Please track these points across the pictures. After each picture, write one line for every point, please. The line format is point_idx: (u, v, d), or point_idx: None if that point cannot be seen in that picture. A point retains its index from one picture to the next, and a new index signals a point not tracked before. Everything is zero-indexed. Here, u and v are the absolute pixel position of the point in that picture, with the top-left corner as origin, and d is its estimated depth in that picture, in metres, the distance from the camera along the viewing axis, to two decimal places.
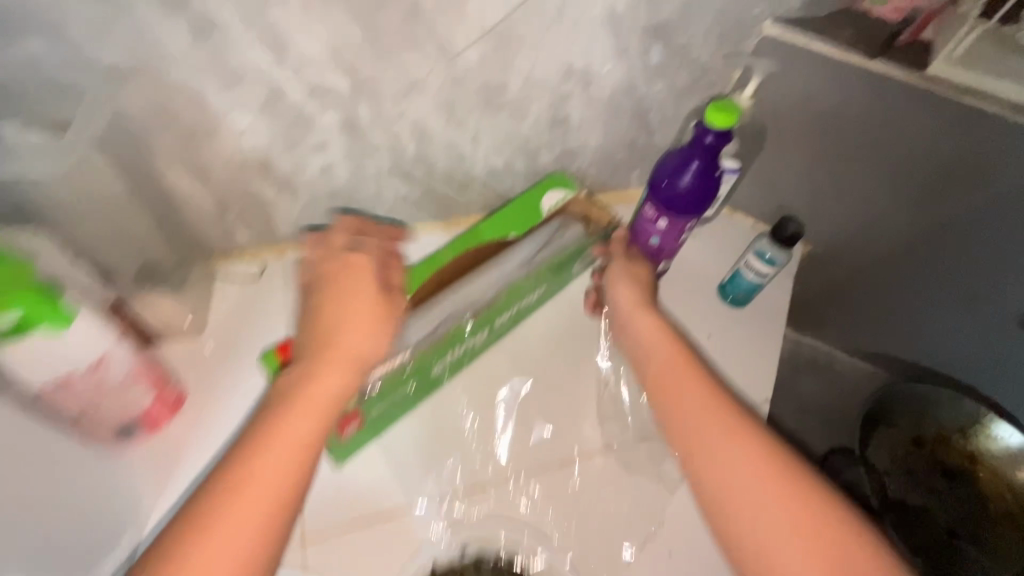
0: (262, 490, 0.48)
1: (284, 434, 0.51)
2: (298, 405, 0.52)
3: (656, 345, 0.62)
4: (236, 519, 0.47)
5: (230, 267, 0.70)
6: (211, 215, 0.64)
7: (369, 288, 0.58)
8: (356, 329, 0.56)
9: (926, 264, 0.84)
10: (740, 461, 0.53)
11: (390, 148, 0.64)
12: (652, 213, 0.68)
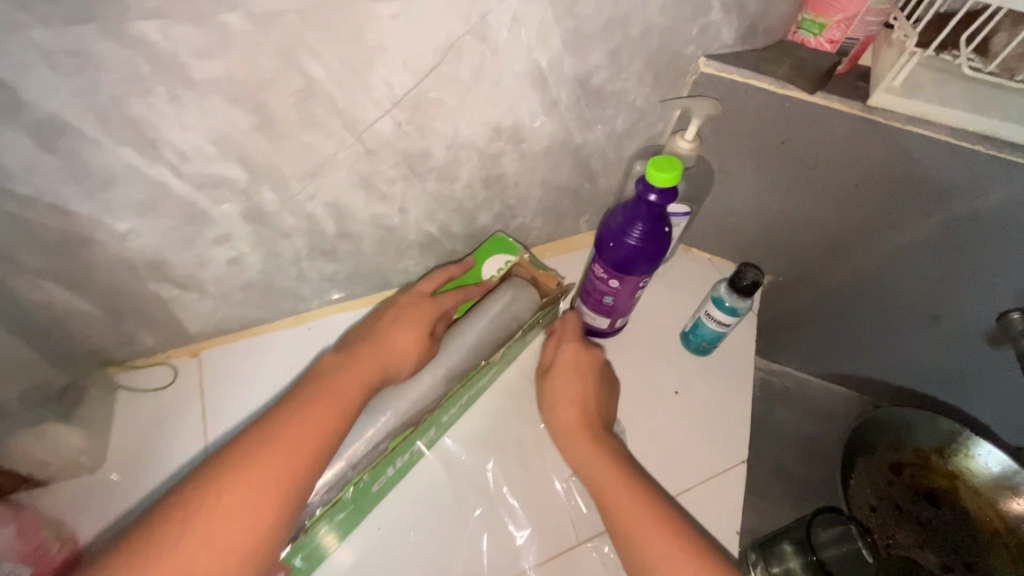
0: (262, 492, 0.42)
1: (298, 442, 0.46)
2: (328, 408, 0.49)
3: (590, 449, 0.56)
4: (245, 505, 0.41)
5: (133, 377, 0.61)
6: (104, 325, 0.56)
7: (413, 325, 0.57)
8: (393, 358, 0.55)
9: (896, 290, 0.78)
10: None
11: (305, 230, 0.58)
12: (602, 273, 0.61)
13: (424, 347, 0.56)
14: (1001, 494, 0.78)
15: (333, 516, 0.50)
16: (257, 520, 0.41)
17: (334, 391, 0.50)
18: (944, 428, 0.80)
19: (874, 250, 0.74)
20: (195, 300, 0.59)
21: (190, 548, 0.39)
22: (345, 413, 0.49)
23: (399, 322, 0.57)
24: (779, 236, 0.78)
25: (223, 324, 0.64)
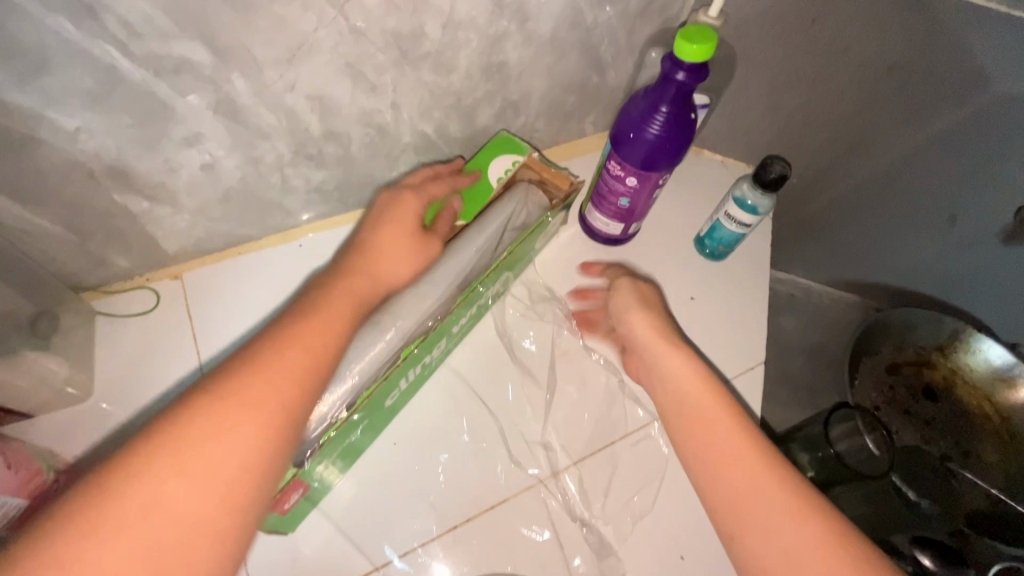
0: (262, 403, 0.35)
1: (296, 347, 0.38)
2: (326, 315, 0.42)
3: (684, 381, 0.49)
4: (243, 423, 0.34)
5: (112, 301, 0.56)
6: (68, 244, 0.50)
7: (406, 225, 0.53)
8: (388, 263, 0.50)
9: (911, 190, 0.74)
10: (775, 527, 0.40)
11: (285, 129, 0.51)
12: (618, 172, 0.56)
13: (421, 246, 0.52)
14: (997, 387, 0.77)
15: (350, 434, 0.46)
16: (263, 432, 0.34)
17: (332, 296, 0.44)
18: (946, 326, 0.78)
19: (898, 148, 0.70)
20: (169, 214, 0.53)
21: (186, 472, 0.31)
22: (346, 320, 0.43)
23: (389, 223, 0.52)
24: (798, 136, 0.73)
25: (203, 242, 0.58)
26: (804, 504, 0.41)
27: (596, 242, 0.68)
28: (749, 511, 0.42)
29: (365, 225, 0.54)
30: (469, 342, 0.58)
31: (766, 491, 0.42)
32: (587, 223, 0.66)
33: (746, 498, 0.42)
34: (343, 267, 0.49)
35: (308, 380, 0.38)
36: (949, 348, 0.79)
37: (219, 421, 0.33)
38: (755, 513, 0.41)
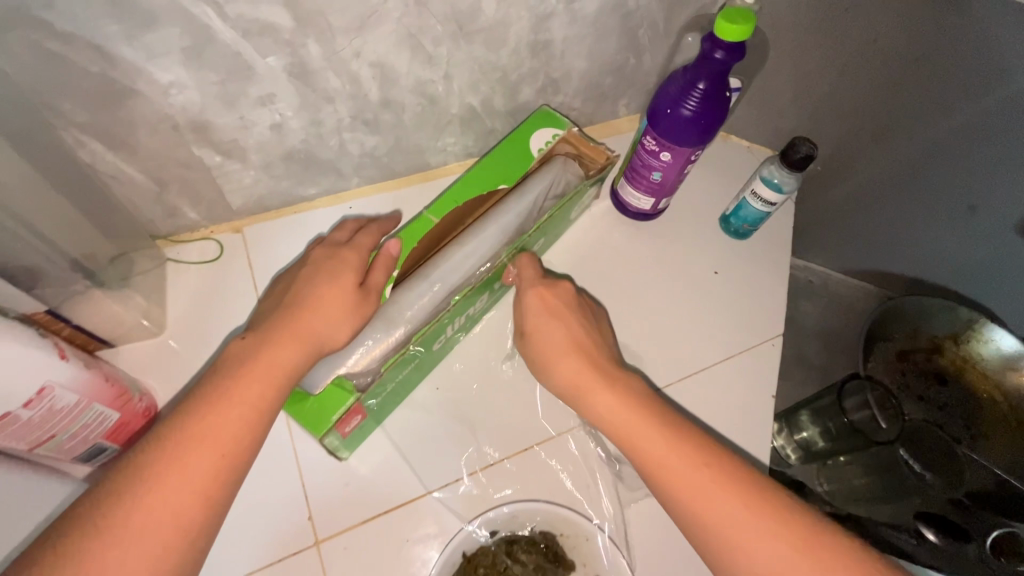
0: (158, 521, 0.36)
1: (189, 465, 0.38)
2: (237, 406, 0.41)
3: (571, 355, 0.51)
4: (145, 540, 0.36)
5: (182, 249, 0.61)
6: (148, 193, 0.55)
7: (340, 287, 0.47)
8: (316, 330, 0.45)
9: (932, 176, 0.75)
10: (690, 487, 0.43)
11: (348, 94, 0.55)
12: (653, 145, 0.59)
13: (357, 307, 0.47)
14: (1006, 374, 0.75)
15: (400, 371, 0.49)
16: (159, 552, 0.36)
17: (245, 383, 0.42)
18: (962, 318, 0.78)
19: (918, 141, 0.72)
20: (237, 170, 0.58)
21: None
22: (262, 402, 0.42)
23: (322, 280, 0.47)
24: (826, 122, 0.76)
25: (264, 199, 0.63)
26: (699, 456, 0.44)
27: (628, 215, 0.71)
28: (663, 471, 0.44)
29: (298, 276, 0.49)
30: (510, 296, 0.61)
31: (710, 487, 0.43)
32: (619, 197, 0.70)
33: (660, 464, 0.45)
34: (266, 333, 0.44)
35: (211, 485, 0.38)
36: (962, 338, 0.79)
37: (114, 548, 0.35)
38: (682, 480, 0.44)
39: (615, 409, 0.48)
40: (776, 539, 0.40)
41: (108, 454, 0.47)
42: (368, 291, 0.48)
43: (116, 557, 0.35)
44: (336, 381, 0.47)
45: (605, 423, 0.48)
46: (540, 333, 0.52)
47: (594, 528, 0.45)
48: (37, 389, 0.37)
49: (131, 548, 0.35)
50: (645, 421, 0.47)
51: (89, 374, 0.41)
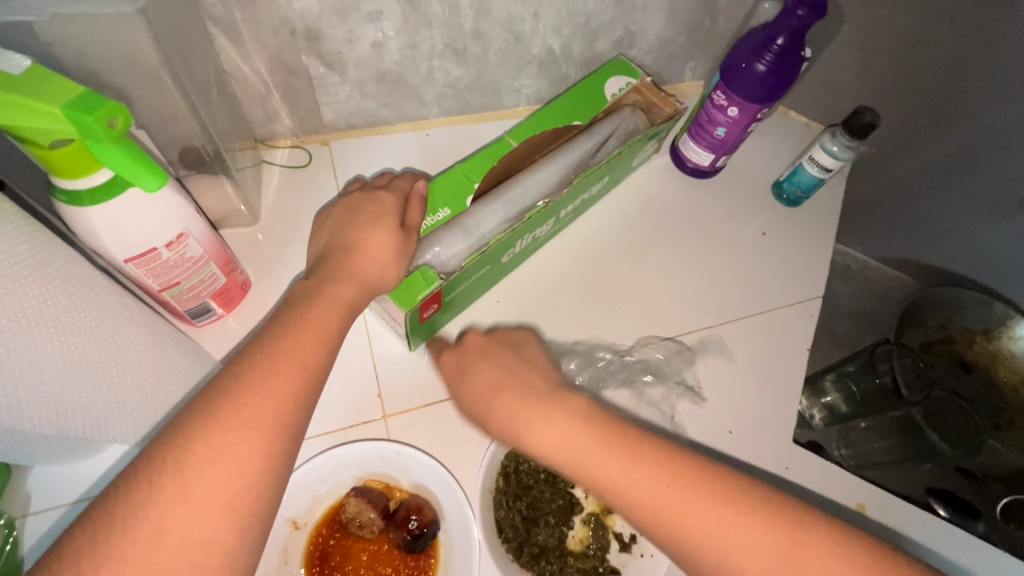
0: (253, 422, 0.35)
1: (279, 372, 0.38)
2: (309, 330, 0.41)
3: (489, 397, 0.46)
4: (244, 443, 0.35)
5: (278, 154, 0.66)
6: (257, 93, 0.60)
7: (388, 228, 0.48)
8: (370, 267, 0.46)
9: (983, 166, 0.75)
10: (686, 524, 0.37)
11: (446, 21, 0.59)
12: (722, 100, 0.63)
13: (401, 245, 0.48)
14: None
15: (474, 273, 0.54)
16: (260, 450, 0.35)
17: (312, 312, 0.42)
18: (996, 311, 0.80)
19: (975, 135, 0.73)
20: (335, 83, 0.62)
21: (197, 487, 0.33)
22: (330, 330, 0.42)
23: (367, 226, 0.48)
24: (888, 105, 0.78)
25: (352, 116, 0.68)
26: (679, 475, 0.38)
27: (683, 171, 0.75)
28: (648, 514, 0.38)
29: (338, 229, 0.50)
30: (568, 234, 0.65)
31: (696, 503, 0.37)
32: (678, 153, 0.74)
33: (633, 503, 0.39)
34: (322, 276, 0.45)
35: (298, 394, 0.38)
36: (995, 332, 0.81)
37: (215, 446, 0.34)
38: (680, 518, 0.37)
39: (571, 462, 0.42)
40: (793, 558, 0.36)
41: (207, 314, 0.53)
42: (411, 232, 0.49)
43: (228, 455, 0.34)
44: (417, 278, 0.49)
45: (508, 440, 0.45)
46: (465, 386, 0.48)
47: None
48: (176, 234, 0.42)
49: (238, 450, 0.34)
50: (610, 449, 0.40)
51: (211, 233, 0.46)
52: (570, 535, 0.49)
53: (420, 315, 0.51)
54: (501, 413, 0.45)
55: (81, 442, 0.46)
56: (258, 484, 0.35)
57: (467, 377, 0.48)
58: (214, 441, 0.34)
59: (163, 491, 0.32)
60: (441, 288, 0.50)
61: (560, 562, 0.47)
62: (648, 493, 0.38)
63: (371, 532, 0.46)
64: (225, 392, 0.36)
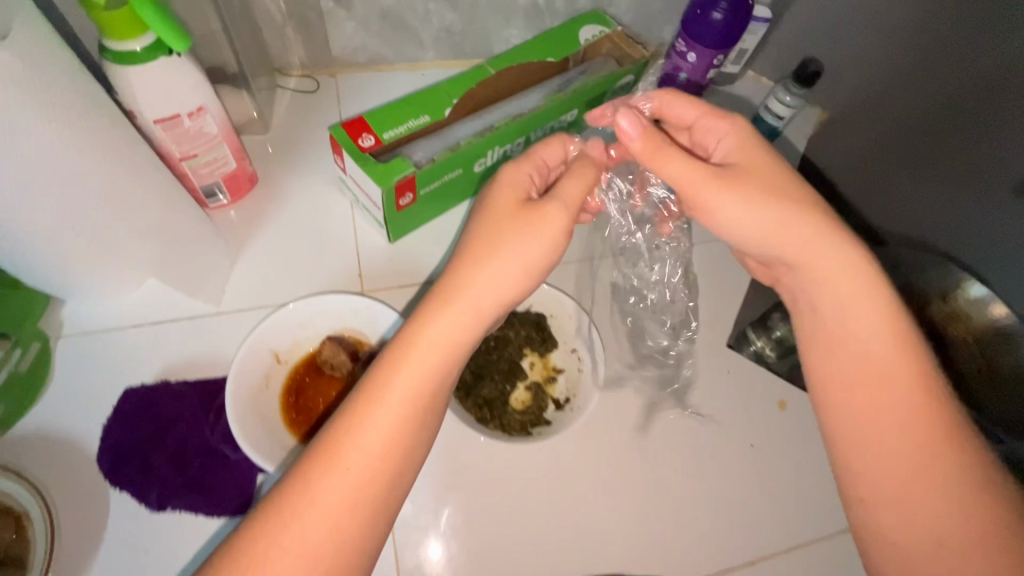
0: (418, 378, 0.40)
1: (440, 326, 0.41)
2: (430, 340, 0.40)
3: (867, 339, 0.44)
4: (403, 398, 0.39)
5: (291, 81, 0.75)
6: (275, 22, 0.69)
7: (541, 241, 0.43)
8: (507, 290, 0.43)
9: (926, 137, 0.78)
10: (880, 446, 0.42)
11: None
12: (682, 46, 0.70)
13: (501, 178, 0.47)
14: None
15: (448, 172, 0.60)
16: (411, 406, 0.39)
17: (439, 324, 0.41)
18: None
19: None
20: (342, 18, 0.71)
21: (362, 429, 0.38)
22: (454, 343, 0.41)
23: (535, 233, 0.43)
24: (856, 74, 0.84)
25: (357, 51, 0.76)
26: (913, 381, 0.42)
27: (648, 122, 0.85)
28: (866, 445, 0.43)
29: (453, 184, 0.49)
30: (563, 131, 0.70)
31: (893, 405, 0.42)
32: None
33: (870, 440, 0.43)
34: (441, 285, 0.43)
35: (450, 354, 0.41)
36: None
37: (380, 396, 0.39)
38: (888, 419, 0.42)
39: (843, 382, 0.44)
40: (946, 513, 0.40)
41: (216, 198, 0.61)
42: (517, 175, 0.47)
43: (387, 403, 0.39)
44: (395, 164, 0.56)
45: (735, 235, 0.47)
46: (665, 164, 0.46)
47: (575, 308, 0.58)
48: (197, 106, 0.51)
49: (394, 400, 0.39)
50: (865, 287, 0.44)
51: (227, 118, 0.55)
52: (514, 396, 0.56)
53: (396, 202, 0.58)
54: (858, 344, 0.44)
55: (104, 283, 0.54)
56: (406, 430, 0.39)
57: (726, 214, 0.46)
58: (383, 390, 0.39)
59: (297, 489, 0.36)
60: (415, 175, 0.57)
61: (501, 413, 0.54)
62: (903, 437, 0.42)
63: (340, 374, 0.54)
64: (399, 346, 0.41)
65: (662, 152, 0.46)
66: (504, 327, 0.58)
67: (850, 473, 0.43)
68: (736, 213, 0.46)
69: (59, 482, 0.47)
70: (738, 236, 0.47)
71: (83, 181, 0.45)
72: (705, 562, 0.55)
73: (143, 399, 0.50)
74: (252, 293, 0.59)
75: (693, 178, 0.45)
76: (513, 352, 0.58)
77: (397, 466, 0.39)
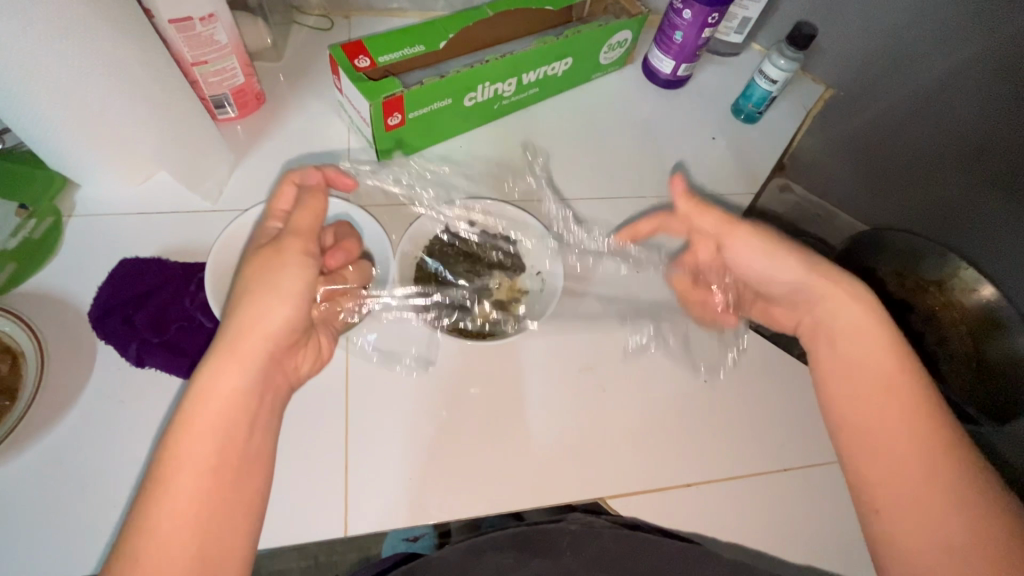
0: (203, 430, 0.42)
1: (219, 376, 0.44)
2: (206, 397, 0.43)
3: (877, 359, 0.50)
4: (195, 453, 0.42)
5: (307, 17, 0.78)
6: None
7: (284, 272, 0.47)
8: (269, 324, 0.46)
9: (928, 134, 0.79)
10: (898, 482, 0.47)
11: None
12: (679, 3, 0.72)
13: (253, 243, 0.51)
14: (986, 331, 0.80)
15: (437, 100, 0.65)
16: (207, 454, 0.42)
17: (212, 375, 0.43)
18: (950, 264, 0.82)
19: (957, 107, 0.75)
20: None
21: (176, 485, 0.40)
22: (231, 389, 0.44)
23: (277, 275, 0.47)
24: (854, 59, 0.81)
25: None
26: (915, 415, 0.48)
27: (653, 95, 0.84)
28: (883, 481, 0.48)
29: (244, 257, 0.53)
30: (542, 83, 0.75)
31: (902, 444, 0.48)
32: (650, 66, 0.83)
33: (883, 456, 0.48)
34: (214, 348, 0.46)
35: (230, 397, 0.44)
36: (948, 283, 0.82)
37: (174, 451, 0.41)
38: (896, 456, 0.48)
39: (854, 406, 0.51)
40: (954, 542, 0.44)
41: (225, 110, 0.67)
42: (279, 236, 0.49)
43: (184, 461, 0.41)
44: (387, 84, 0.60)
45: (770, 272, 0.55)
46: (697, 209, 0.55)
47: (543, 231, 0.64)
48: (208, 13, 0.56)
49: (189, 457, 0.41)
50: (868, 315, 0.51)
51: (235, 29, 0.60)
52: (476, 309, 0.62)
53: (385, 121, 0.63)
54: (867, 363, 0.51)
55: (116, 174, 0.60)
56: (212, 476, 0.42)
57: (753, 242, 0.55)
58: (177, 448, 0.41)
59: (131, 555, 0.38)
60: (404, 96, 0.61)
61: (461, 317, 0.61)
62: (914, 453, 0.47)
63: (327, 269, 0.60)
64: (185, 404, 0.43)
65: (702, 206, 0.55)
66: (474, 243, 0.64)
67: (865, 484, 0.49)
68: (755, 249, 0.55)
69: (59, 330, 0.54)
70: (758, 267, 0.56)
71: (103, 84, 0.50)
72: (635, 482, 0.59)
73: (131, 268, 0.56)
74: (248, 195, 0.65)
75: (728, 223, 0.55)
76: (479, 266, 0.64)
77: (213, 514, 0.41)
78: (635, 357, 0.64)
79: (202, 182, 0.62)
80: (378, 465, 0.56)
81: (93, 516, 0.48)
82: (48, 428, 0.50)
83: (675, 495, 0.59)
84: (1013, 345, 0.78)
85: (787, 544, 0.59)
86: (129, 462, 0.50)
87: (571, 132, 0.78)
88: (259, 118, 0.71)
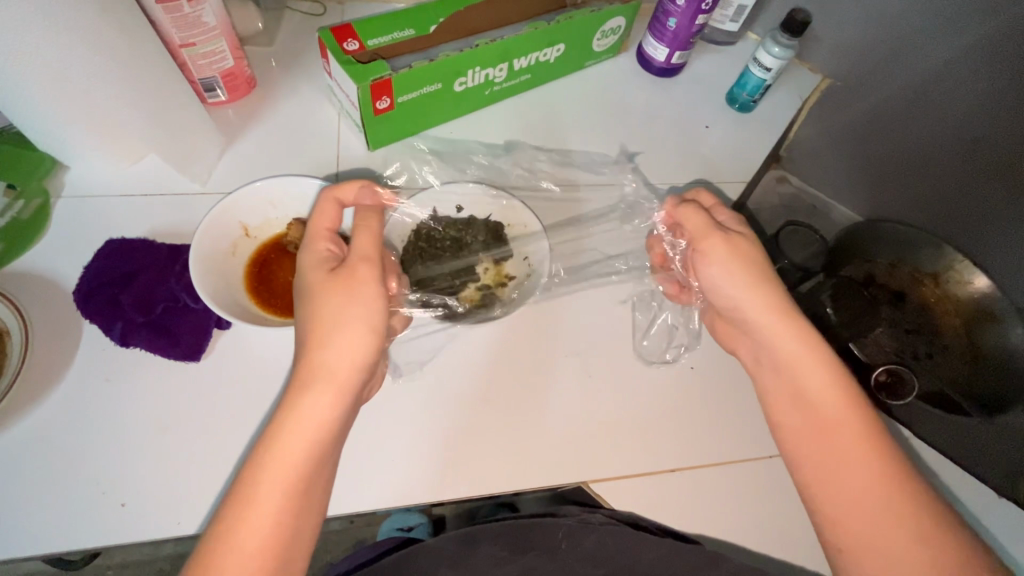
0: (293, 455, 0.42)
1: (311, 402, 0.44)
2: (298, 420, 0.43)
3: (813, 376, 0.51)
4: (286, 477, 0.42)
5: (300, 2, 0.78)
6: None
7: (366, 302, 0.47)
8: (358, 351, 0.46)
9: (930, 131, 0.79)
10: (856, 505, 0.47)
11: None
12: None
13: (323, 259, 0.50)
14: (980, 323, 0.79)
15: (426, 84, 0.65)
16: (296, 475, 0.42)
17: (307, 403, 0.44)
18: (945, 256, 0.81)
19: (952, 101, 0.74)
20: None
21: (263, 510, 0.40)
22: (322, 415, 0.44)
23: (362, 299, 0.47)
24: (853, 46, 0.82)
25: None
26: (863, 428, 0.49)
27: (646, 84, 0.83)
28: (841, 502, 0.48)
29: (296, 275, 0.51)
30: (534, 70, 0.75)
31: (853, 461, 0.48)
32: (644, 54, 0.82)
33: (839, 477, 0.48)
34: (298, 373, 0.45)
35: (321, 424, 0.44)
36: (943, 274, 0.81)
37: (258, 478, 0.41)
38: (850, 474, 0.48)
39: (807, 428, 0.51)
40: (914, 556, 0.44)
41: (215, 93, 0.67)
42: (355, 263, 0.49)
43: (268, 486, 0.41)
44: (375, 67, 0.60)
45: (733, 293, 0.54)
46: (688, 212, 0.57)
47: (529, 216, 0.63)
48: None
49: (275, 480, 0.41)
50: (797, 339, 0.52)
51: (222, 10, 0.59)
52: (463, 292, 0.62)
53: (373, 104, 0.63)
54: (804, 383, 0.51)
55: (103, 156, 0.60)
56: (295, 497, 0.42)
57: (724, 268, 0.54)
58: (262, 474, 0.41)
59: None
60: (392, 79, 0.61)
61: (447, 300, 0.61)
62: (858, 469, 0.48)
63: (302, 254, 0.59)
64: (270, 434, 0.43)
65: (688, 212, 0.57)
66: (460, 231, 0.63)
67: (823, 508, 0.49)
68: (728, 266, 0.54)
69: (45, 310, 0.54)
70: (721, 283, 0.55)
71: (89, 65, 0.50)
72: (619, 467, 0.59)
73: (117, 249, 0.56)
74: (236, 179, 0.65)
75: (709, 233, 0.55)
76: (466, 248, 0.63)
77: (291, 533, 0.41)
78: (620, 344, 0.64)
79: (190, 164, 0.62)
80: (358, 448, 0.56)
81: (77, 494, 0.48)
82: (33, 405, 0.50)
83: (659, 480, 0.59)
84: (1009, 337, 0.77)
85: (767, 531, 0.59)
86: (112, 440, 0.50)
87: (563, 120, 0.78)
88: (247, 102, 0.70)
